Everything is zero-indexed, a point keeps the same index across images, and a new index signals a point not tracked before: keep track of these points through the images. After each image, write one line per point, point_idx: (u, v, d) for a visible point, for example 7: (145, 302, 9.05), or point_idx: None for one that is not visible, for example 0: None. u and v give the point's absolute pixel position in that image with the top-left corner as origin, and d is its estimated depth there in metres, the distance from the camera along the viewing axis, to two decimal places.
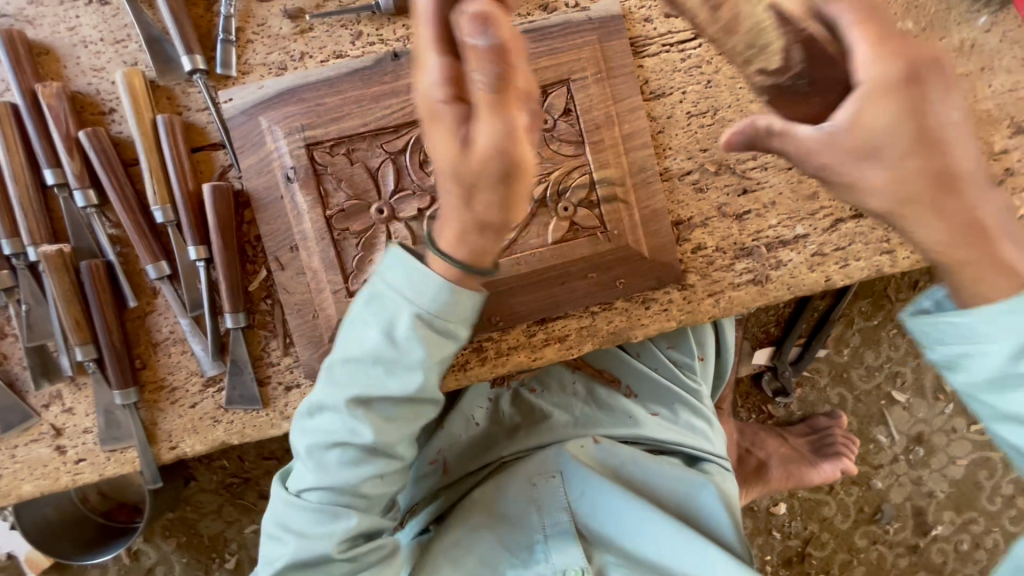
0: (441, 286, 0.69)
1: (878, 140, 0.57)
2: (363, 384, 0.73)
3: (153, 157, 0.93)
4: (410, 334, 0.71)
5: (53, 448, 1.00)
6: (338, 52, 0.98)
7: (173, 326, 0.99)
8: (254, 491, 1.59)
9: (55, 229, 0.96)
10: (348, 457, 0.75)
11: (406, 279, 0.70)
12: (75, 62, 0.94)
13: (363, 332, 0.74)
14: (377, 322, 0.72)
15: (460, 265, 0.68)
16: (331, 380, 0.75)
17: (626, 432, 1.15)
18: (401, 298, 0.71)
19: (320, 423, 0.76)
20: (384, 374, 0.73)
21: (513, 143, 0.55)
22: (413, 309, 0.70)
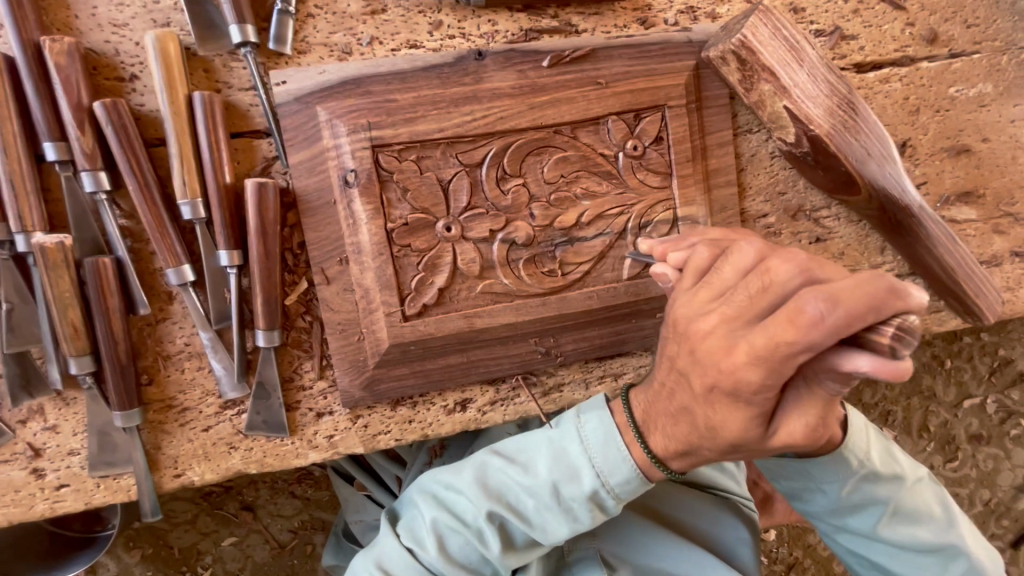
0: (627, 467, 0.70)
1: (739, 336, 0.54)
2: (514, 502, 0.75)
3: (185, 140, 0.78)
4: (580, 505, 0.72)
5: (29, 471, 0.84)
6: (413, 41, 0.85)
7: (190, 338, 0.86)
8: (236, 501, 1.44)
9: (51, 213, 0.79)
10: (465, 553, 0.76)
11: (604, 451, 0.71)
12: (90, 13, 0.78)
13: (537, 462, 0.74)
14: (557, 468, 0.73)
15: (658, 464, 0.69)
16: (489, 483, 0.76)
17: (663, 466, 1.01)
18: (588, 463, 0.71)
19: (454, 505, 0.77)
20: (532, 505, 0.74)
21: (800, 436, 0.59)
22: (594, 482, 0.71)
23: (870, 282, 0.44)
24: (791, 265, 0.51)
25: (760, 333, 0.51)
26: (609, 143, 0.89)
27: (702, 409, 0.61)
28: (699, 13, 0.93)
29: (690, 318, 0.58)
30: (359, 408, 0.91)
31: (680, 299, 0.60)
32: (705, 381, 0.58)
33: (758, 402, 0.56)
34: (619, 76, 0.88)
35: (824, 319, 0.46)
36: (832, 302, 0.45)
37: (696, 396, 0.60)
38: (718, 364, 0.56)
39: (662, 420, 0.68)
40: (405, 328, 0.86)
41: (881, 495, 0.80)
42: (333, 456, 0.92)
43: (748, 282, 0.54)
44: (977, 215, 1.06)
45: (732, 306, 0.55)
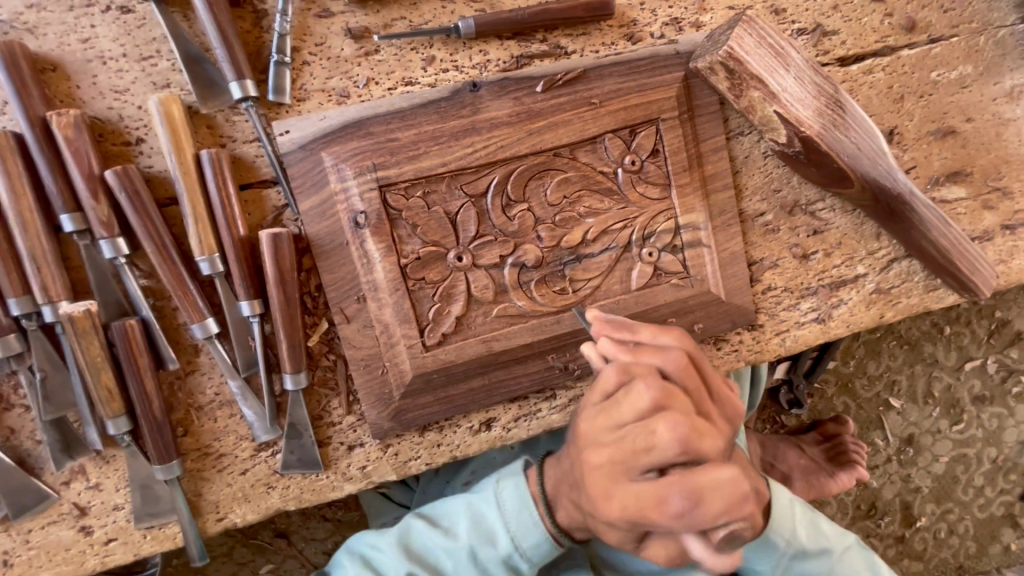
0: (536, 536, 0.75)
1: (615, 489, 0.63)
2: (435, 565, 0.79)
3: (197, 198, 0.80)
4: (494, 569, 0.77)
5: (77, 529, 0.86)
6: (408, 79, 0.87)
7: (220, 387, 0.88)
8: (269, 529, 1.47)
9: (73, 281, 0.81)
10: None
11: (519, 519, 0.76)
12: (91, 81, 0.79)
13: (458, 526, 0.78)
14: (476, 533, 0.77)
15: (562, 534, 0.76)
16: (410, 547, 0.79)
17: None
18: (504, 535, 0.76)
19: (379, 565, 0.80)
20: (450, 568, 0.78)
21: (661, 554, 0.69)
22: (507, 550, 0.76)
23: (727, 485, 0.58)
24: (674, 437, 0.60)
25: (634, 496, 0.62)
26: (608, 160, 0.91)
27: (587, 517, 0.69)
28: (683, 24, 0.95)
29: (587, 445, 0.65)
30: (389, 437, 0.94)
31: (584, 414, 0.67)
32: (586, 506, 0.67)
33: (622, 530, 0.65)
34: (611, 94, 0.90)
35: (681, 513, 0.59)
36: (690, 499, 0.59)
37: (584, 511, 0.69)
38: (597, 494, 0.64)
39: (565, 497, 0.73)
40: (427, 358, 0.89)
41: (812, 566, 0.85)
42: (367, 486, 0.95)
43: (635, 432, 0.62)
44: (966, 193, 1.10)
45: (617, 450, 0.63)
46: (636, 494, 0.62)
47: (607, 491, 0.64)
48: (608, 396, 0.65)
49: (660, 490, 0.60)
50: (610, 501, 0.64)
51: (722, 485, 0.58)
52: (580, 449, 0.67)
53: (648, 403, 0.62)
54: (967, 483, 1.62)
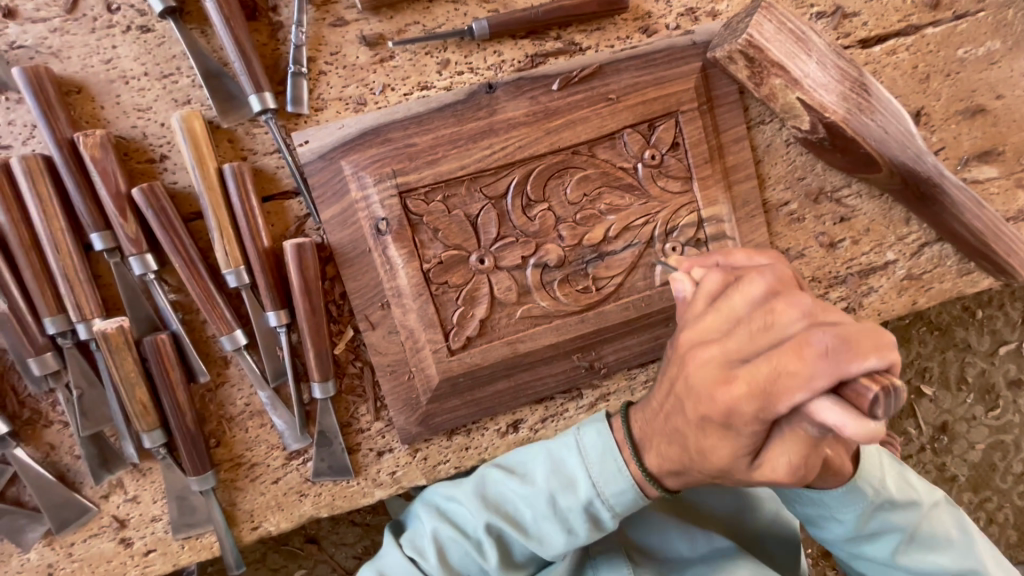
0: (620, 481, 0.71)
1: (733, 368, 0.55)
2: (513, 513, 0.76)
3: (221, 212, 0.81)
4: (576, 518, 0.72)
5: (117, 541, 0.88)
6: (424, 83, 0.87)
7: (250, 398, 0.89)
8: (299, 535, 1.49)
9: (105, 298, 0.83)
10: (465, 563, 0.78)
11: (603, 465, 0.71)
12: (115, 101, 0.80)
13: (537, 474, 0.75)
14: (554, 478, 0.74)
15: (652, 481, 0.70)
16: (490, 495, 0.78)
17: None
18: (587, 479, 0.71)
19: (457, 517, 0.79)
20: (531, 519, 0.75)
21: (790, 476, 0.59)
22: (590, 495, 0.71)
23: (875, 330, 0.47)
24: (797, 310, 0.53)
25: (756, 372, 0.52)
26: (627, 155, 0.90)
27: (694, 434, 0.61)
28: (699, 14, 0.94)
29: (697, 340, 0.59)
30: (417, 442, 0.94)
31: (688, 320, 0.62)
32: (697, 410, 0.59)
33: (747, 434, 0.56)
34: (629, 88, 0.89)
35: (824, 354, 0.47)
36: (837, 345, 0.47)
37: (689, 420, 0.61)
38: (711, 385, 0.56)
39: (658, 440, 0.67)
40: (453, 362, 0.89)
41: (903, 522, 0.81)
42: (398, 491, 0.95)
43: (755, 316, 0.55)
44: (999, 172, 1.06)
45: (735, 341, 0.56)
46: (760, 366, 0.52)
47: (724, 379, 0.55)
48: (718, 290, 0.61)
49: (795, 339, 0.50)
50: (724, 394, 0.55)
51: (855, 343, 0.46)
52: (683, 352, 0.61)
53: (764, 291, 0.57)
54: (1005, 471, 1.58)
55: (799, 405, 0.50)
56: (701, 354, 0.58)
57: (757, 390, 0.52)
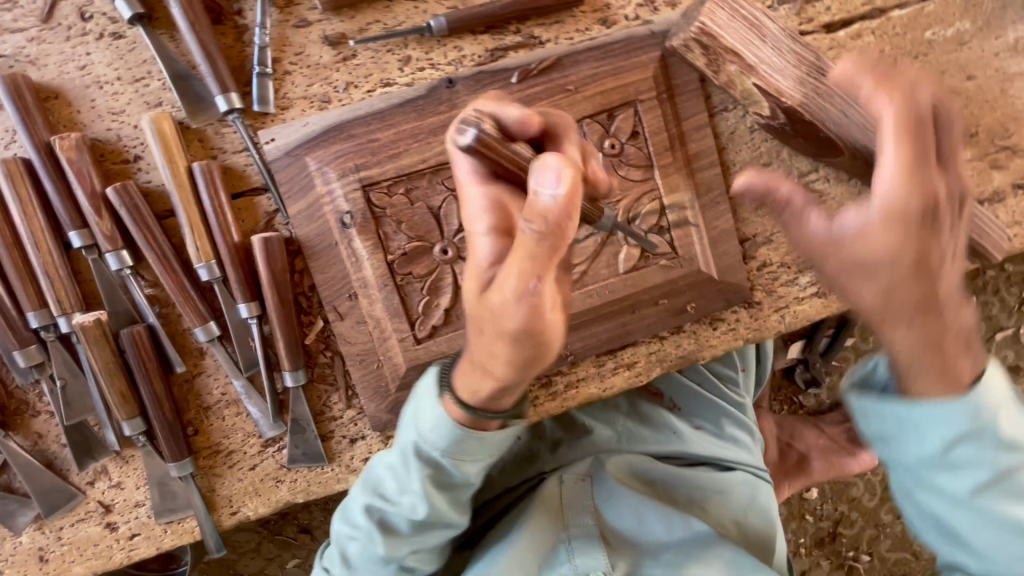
0: (445, 424, 0.71)
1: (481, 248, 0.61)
2: (386, 492, 0.81)
3: (192, 208, 0.84)
4: (416, 468, 0.75)
5: (104, 526, 0.92)
6: (386, 79, 0.89)
7: (225, 388, 0.92)
8: (293, 525, 1.53)
9: (86, 294, 0.86)
10: (366, 557, 0.83)
11: (426, 410, 0.74)
12: (90, 105, 0.84)
13: (392, 446, 0.79)
14: (399, 443, 0.77)
15: (483, 418, 0.70)
16: (368, 479, 0.84)
17: (666, 446, 1.17)
18: (413, 425, 0.74)
19: (351, 517, 0.85)
20: (399, 490, 0.79)
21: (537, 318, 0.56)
22: (416, 440, 0.74)
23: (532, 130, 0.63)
24: (490, 179, 0.62)
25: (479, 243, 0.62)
26: (587, 145, 0.92)
27: (495, 336, 0.59)
28: (658, 4, 0.95)
29: (476, 258, 0.60)
30: (389, 430, 0.97)
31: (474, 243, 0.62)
32: (493, 324, 0.59)
33: (521, 306, 0.56)
34: (588, 79, 0.90)
35: (494, 200, 0.62)
36: (498, 190, 0.62)
37: (486, 332, 0.60)
38: (478, 286, 0.60)
39: (462, 378, 0.69)
40: (419, 351, 0.91)
41: (989, 457, 0.75)
42: None
43: (471, 204, 0.63)
44: (972, 154, 1.06)
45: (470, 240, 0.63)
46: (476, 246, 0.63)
47: (492, 261, 0.60)
48: (500, 102, 0.65)
49: (478, 216, 0.63)
50: (495, 300, 0.57)
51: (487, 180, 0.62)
52: (472, 270, 0.61)
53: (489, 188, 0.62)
54: None
55: (495, 256, 0.60)
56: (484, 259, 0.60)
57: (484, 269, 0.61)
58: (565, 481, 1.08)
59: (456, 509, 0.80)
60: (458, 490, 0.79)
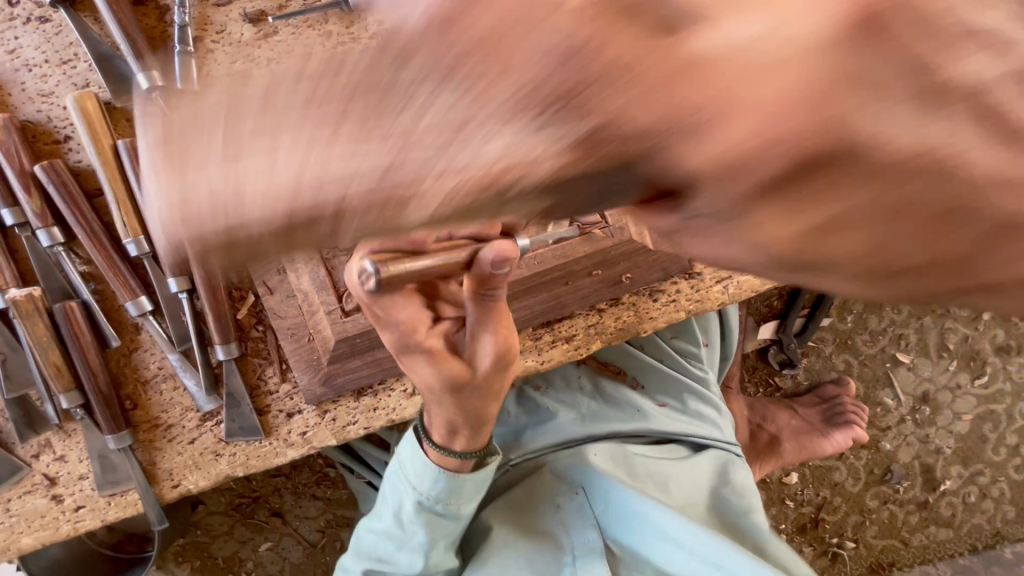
0: (437, 476, 0.85)
1: (426, 355, 0.73)
2: (387, 553, 0.93)
3: (117, 184, 0.86)
4: (414, 520, 0.88)
5: (50, 498, 0.95)
6: (308, 55, 0.91)
7: (162, 361, 0.95)
8: (264, 509, 1.55)
9: (22, 271, 0.89)
10: None
11: (414, 470, 0.87)
12: (21, 88, 0.87)
13: (384, 507, 0.93)
14: (396, 505, 0.90)
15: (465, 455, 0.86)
16: (363, 546, 0.96)
17: (634, 426, 1.11)
18: (409, 484, 0.87)
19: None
20: (396, 548, 0.92)
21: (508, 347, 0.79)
22: (415, 496, 0.87)
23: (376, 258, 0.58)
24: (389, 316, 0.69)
25: (419, 369, 0.75)
26: None
27: (478, 385, 0.79)
28: None
29: (425, 371, 0.74)
30: (325, 403, 0.97)
31: (412, 358, 0.74)
32: (471, 388, 0.78)
33: (491, 358, 0.77)
34: None
35: (405, 326, 0.71)
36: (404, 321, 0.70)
37: (458, 399, 0.79)
38: (449, 379, 0.75)
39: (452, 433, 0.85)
40: (347, 323, 0.92)
41: None
42: (310, 451, 0.98)
43: (395, 339, 0.71)
44: None
45: (406, 362, 0.75)
46: (414, 365, 0.74)
47: (440, 358, 0.74)
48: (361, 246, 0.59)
49: (405, 346, 0.72)
50: (445, 380, 0.75)
51: (401, 309, 0.70)
52: (426, 376, 0.75)
53: (390, 317, 0.69)
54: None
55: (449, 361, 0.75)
56: (433, 373, 0.74)
57: (437, 382, 0.75)
58: (561, 504, 1.04)
59: (448, 548, 0.96)
60: (448, 536, 0.94)
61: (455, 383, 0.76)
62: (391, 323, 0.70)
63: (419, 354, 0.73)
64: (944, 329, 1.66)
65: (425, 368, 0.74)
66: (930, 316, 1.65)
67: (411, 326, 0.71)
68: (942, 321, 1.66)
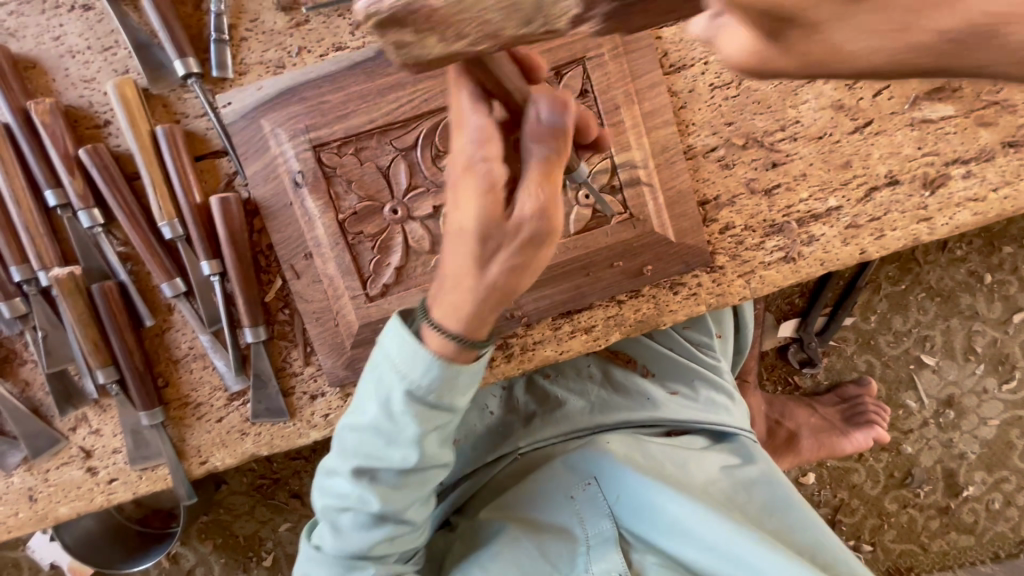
0: (433, 362, 0.73)
1: (480, 177, 0.62)
2: (373, 454, 0.81)
3: (155, 169, 0.89)
4: (402, 410, 0.76)
5: (85, 470, 0.99)
6: (338, 44, 0.92)
7: (193, 342, 0.98)
8: (284, 491, 1.59)
9: (63, 251, 0.93)
10: (359, 521, 0.84)
11: (404, 354, 0.75)
12: (64, 74, 0.90)
13: (367, 403, 0.80)
14: (382, 399, 0.78)
15: (459, 338, 0.72)
16: (345, 446, 0.83)
17: (644, 415, 1.11)
18: (396, 373, 0.76)
19: (333, 486, 0.85)
20: (384, 446, 0.80)
21: (549, 216, 0.63)
22: (404, 386, 0.75)
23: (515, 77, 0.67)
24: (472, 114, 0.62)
25: (460, 200, 0.63)
26: None
27: (507, 249, 0.64)
28: None
29: (464, 199, 0.63)
30: (347, 387, 1.00)
31: (456, 182, 0.63)
32: (497, 247, 0.64)
33: (526, 221, 0.62)
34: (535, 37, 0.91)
35: (472, 130, 0.62)
36: (476, 127, 0.62)
37: (477, 260, 0.65)
38: (479, 217, 0.62)
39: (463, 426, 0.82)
40: (371, 308, 0.94)
41: None
42: (332, 433, 1.01)
43: (460, 150, 0.63)
44: (955, 110, 0.99)
45: (455, 186, 0.64)
46: (456, 194, 0.63)
47: (490, 189, 0.62)
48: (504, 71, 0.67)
49: (462, 160, 0.63)
50: (473, 215, 0.62)
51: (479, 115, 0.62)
52: (462, 209, 0.63)
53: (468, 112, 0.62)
54: None
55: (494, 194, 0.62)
56: (474, 210, 0.62)
57: (472, 231, 0.63)
58: (575, 496, 1.03)
59: (444, 450, 0.83)
60: (444, 429, 0.81)
61: (491, 232, 0.63)
62: (462, 129, 0.63)
63: (472, 175, 0.62)
64: (972, 332, 1.62)
65: (467, 200, 0.62)
66: (958, 317, 1.61)
67: (478, 131, 0.62)
68: (970, 323, 1.62)
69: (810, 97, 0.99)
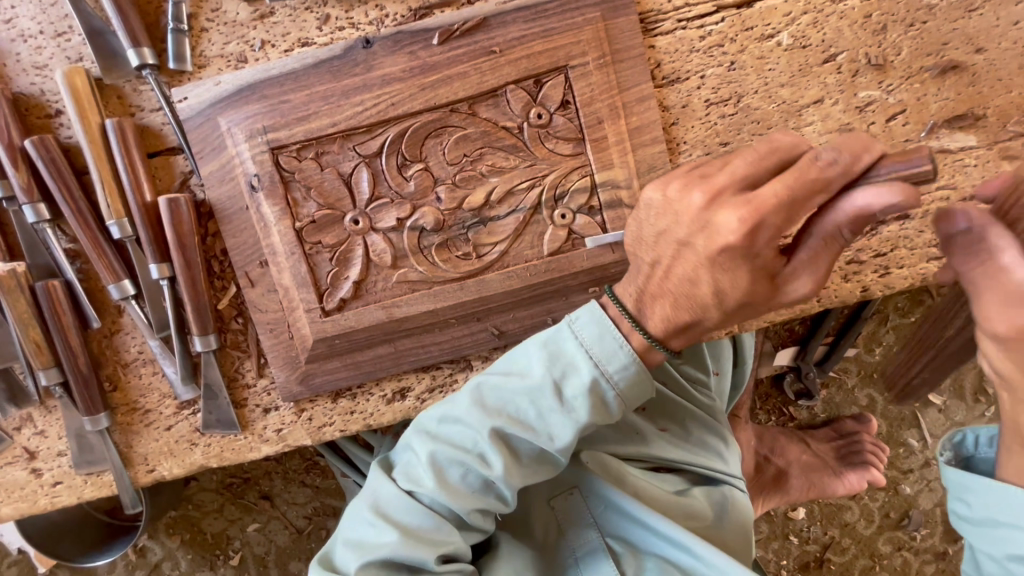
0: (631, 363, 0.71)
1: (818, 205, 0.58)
2: (515, 416, 0.73)
3: (104, 165, 0.84)
4: (581, 394, 0.71)
5: (29, 471, 0.96)
6: (304, 39, 0.86)
7: (142, 346, 0.94)
8: (255, 491, 1.56)
9: (10, 246, 0.89)
10: (466, 481, 0.75)
11: (595, 339, 0.72)
12: (16, 59, 0.85)
13: (534, 366, 0.73)
14: (554, 368, 0.72)
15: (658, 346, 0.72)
16: (493, 399, 0.74)
17: (633, 449, 1.02)
18: (581, 349, 0.72)
19: (450, 436, 0.75)
20: (534, 416, 0.72)
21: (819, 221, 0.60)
22: (592, 371, 0.71)
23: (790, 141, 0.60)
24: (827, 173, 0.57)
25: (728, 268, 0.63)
26: (511, 115, 0.85)
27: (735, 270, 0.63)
28: None
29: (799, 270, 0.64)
30: (302, 402, 0.95)
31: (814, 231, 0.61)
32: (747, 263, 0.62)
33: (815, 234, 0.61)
34: (514, 42, 0.83)
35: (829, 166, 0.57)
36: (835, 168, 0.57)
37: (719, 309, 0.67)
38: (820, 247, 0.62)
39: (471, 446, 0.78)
40: (326, 323, 0.88)
41: None
42: (284, 449, 0.96)
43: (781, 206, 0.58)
44: (978, 141, 0.90)
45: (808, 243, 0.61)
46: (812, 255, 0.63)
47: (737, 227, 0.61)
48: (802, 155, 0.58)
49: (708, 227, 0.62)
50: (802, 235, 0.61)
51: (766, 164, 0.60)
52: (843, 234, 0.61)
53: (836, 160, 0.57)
54: None
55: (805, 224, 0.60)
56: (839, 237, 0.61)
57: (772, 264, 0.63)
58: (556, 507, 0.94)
59: None
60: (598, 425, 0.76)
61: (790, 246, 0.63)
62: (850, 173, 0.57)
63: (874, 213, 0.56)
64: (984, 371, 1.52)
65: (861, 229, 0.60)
66: None
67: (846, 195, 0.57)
68: None
69: (815, 119, 0.90)
